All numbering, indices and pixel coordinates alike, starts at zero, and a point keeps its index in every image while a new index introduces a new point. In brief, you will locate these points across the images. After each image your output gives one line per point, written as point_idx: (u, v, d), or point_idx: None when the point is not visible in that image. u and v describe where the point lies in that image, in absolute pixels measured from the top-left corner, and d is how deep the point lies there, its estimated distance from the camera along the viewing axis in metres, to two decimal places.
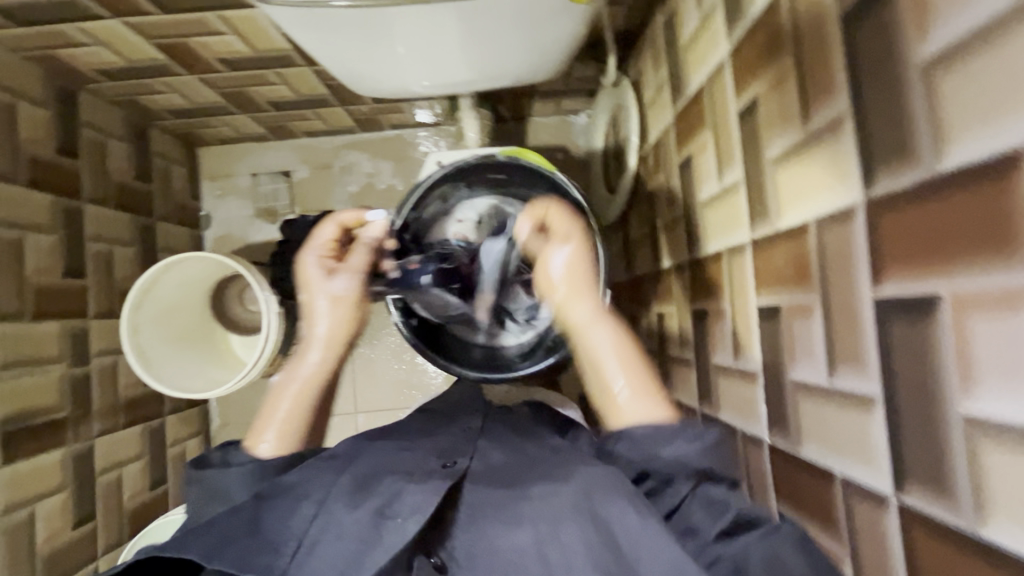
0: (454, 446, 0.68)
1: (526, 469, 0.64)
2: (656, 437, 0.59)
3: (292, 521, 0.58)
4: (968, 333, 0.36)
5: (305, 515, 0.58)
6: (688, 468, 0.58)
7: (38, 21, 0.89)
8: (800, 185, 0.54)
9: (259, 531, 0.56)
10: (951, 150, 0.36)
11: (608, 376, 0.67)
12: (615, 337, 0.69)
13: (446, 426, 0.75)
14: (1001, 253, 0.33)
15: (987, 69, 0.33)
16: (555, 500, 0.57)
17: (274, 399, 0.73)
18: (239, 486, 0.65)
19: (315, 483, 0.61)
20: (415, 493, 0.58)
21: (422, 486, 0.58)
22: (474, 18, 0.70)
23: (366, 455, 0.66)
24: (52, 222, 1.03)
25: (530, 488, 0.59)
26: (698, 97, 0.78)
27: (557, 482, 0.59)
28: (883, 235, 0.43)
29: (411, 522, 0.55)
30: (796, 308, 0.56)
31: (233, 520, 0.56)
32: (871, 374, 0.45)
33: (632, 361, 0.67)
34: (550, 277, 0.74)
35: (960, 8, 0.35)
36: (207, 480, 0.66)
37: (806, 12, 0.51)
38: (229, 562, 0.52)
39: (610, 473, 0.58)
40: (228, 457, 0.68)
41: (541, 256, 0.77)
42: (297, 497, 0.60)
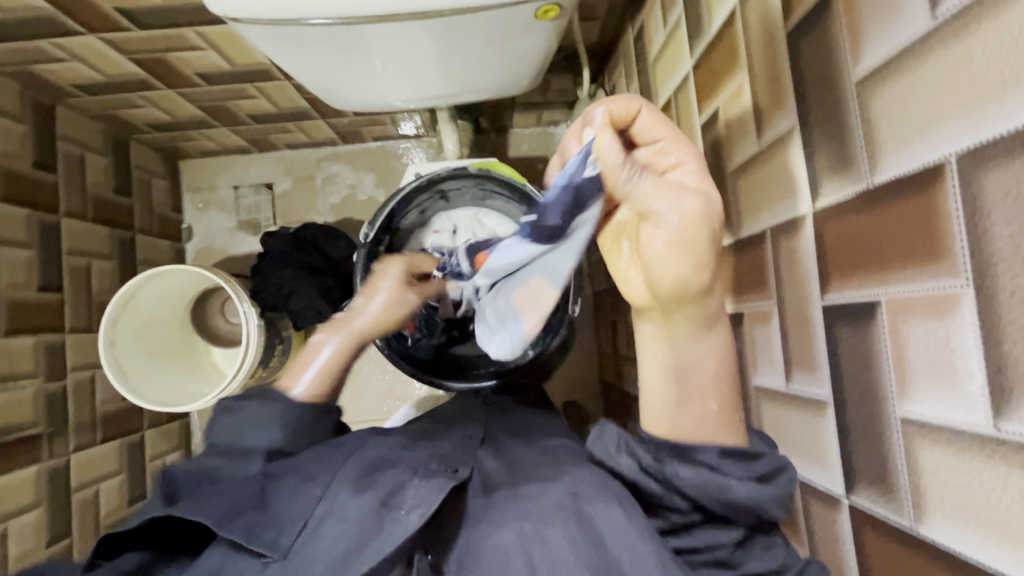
0: (455, 452, 0.65)
1: (518, 472, 0.63)
2: (738, 470, 0.50)
3: (297, 502, 0.58)
4: (903, 337, 0.37)
5: (310, 496, 0.58)
6: (765, 511, 0.50)
7: (14, 37, 0.89)
8: (757, 197, 0.56)
9: (266, 505, 0.58)
10: (885, 163, 0.38)
11: (696, 391, 0.53)
12: (710, 343, 0.53)
13: (444, 432, 0.73)
14: (929, 262, 0.35)
15: (913, 87, 0.35)
16: (539, 500, 0.57)
17: (315, 348, 0.73)
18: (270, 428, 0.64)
19: (323, 468, 0.62)
20: (424, 485, 0.58)
21: (426, 481, 0.58)
22: (446, 36, 0.71)
23: (366, 451, 0.64)
24: (28, 236, 1.03)
25: (520, 488, 0.60)
26: (667, 110, 0.80)
27: (546, 483, 0.59)
28: (829, 243, 0.44)
29: (414, 514, 0.55)
30: (756, 314, 0.57)
31: (243, 490, 0.58)
32: (822, 378, 0.46)
33: (719, 376, 0.54)
34: (659, 249, 0.49)
35: (888, 29, 0.37)
36: (245, 412, 0.64)
37: (757, 30, 0.54)
38: (237, 531, 0.54)
39: (602, 480, 0.58)
40: (266, 393, 0.66)
41: (652, 209, 0.49)
42: (301, 479, 0.60)
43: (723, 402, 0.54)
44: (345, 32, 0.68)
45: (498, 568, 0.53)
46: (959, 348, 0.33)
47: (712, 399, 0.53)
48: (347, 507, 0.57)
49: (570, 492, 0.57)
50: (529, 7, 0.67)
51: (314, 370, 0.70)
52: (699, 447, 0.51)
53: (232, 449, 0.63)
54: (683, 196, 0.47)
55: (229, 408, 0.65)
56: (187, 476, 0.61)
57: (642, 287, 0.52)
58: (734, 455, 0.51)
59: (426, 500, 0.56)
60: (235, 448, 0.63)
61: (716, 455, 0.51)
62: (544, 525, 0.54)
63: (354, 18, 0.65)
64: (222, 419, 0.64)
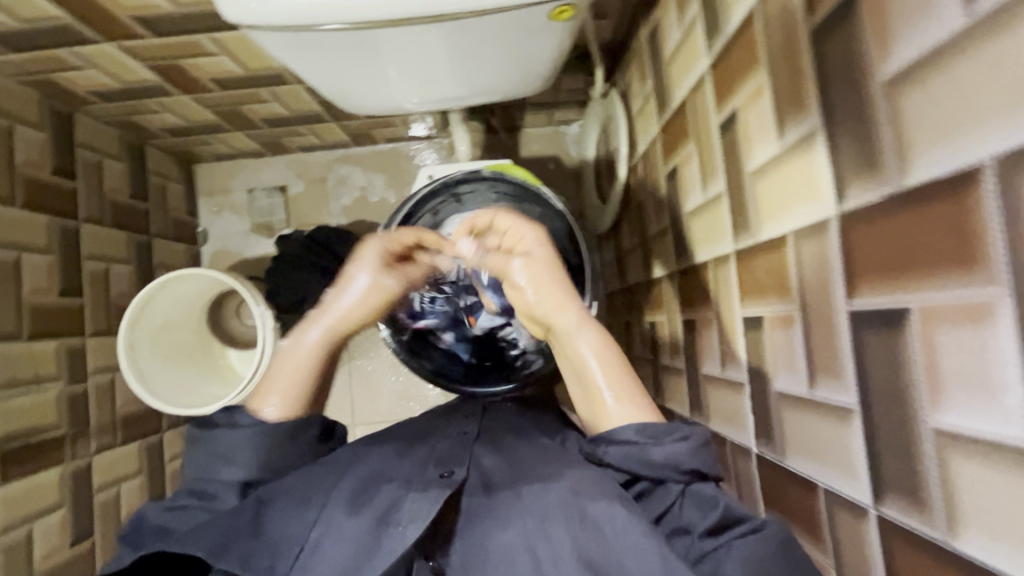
0: (450, 454, 0.65)
1: (518, 472, 0.63)
2: (645, 438, 0.55)
3: (296, 527, 0.58)
4: (935, 346, 0.36)
5: (304, 522, 0.58)
6: (680, 465, 0.54)
7: (33, 46, 0.91)
8: (777, 199, 0.55)
9: (260, 532, 0.56)
10: (914, 167, 0.37)
11: (592, 384, 0.61)
12: (593, 341, 0.63)
13: (440, 430, 0.74)
14: (963, 270, 0.34)
15: (945, 88, 0.34)
16: (544, 498, 0.57)
17: (281, 358, 0.68)
18: (245, 451, 0.62)
19: (315, 488, 0.61)
20: (418, 498, 0.56)
21: (422, 494, 0.57)
22: (459, 40, 0.71)
23: (367, 461, 0.65)
24: (49, 242, 1.05)
25: (522, 488, 0.60)
26: (682, 110, 0.79)
27: (546, 482, 0.59)
28: (855, 247, 0.43)
29: (411, 528, 0.54)
30: (777, 318, 0.56)
31: (234, 519, 0.56)
32: (848, 385, 0.45)
33: (612, 361, 0.62)
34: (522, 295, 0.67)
35: (917, 28, 0.36)
36: (214, 441, 0.62)
37: (778, 30, 0.52)
38: (231, 563, 0.53)
39: (601, 483, 0.57)
40: (231, 418, 0.64)
41: (502, 274, 0.70)
42: (294, 501, 0.60)
43: (621, 392, 0.60)
44: (358, 37, 0.68)
45: (504, 568, 0.54)
46: (996, 359, 0.32)
47: (612, 386, 0.60)
48: (346, 521, 0.57)
49: (571, 491, 0.57)
50: (543, 8, 0.66)
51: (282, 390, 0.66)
52: (615, 429, 0.58)
53: (206, 483, 0.62)
54: (511, 256, 0.70)
55: (196, 439, 0.63)
56: (157, 517, 0.60)
57: (535, 326, 0.69)
58: (648, 428, 0.56)
59: (421, 513, 0.55)
60: (205, 486, 0.61)
61: (632, 431, 0.56)
62: (545, 524, 0.55)
63: (368, 22, 0.64)
64: (193, 454, 0.63)
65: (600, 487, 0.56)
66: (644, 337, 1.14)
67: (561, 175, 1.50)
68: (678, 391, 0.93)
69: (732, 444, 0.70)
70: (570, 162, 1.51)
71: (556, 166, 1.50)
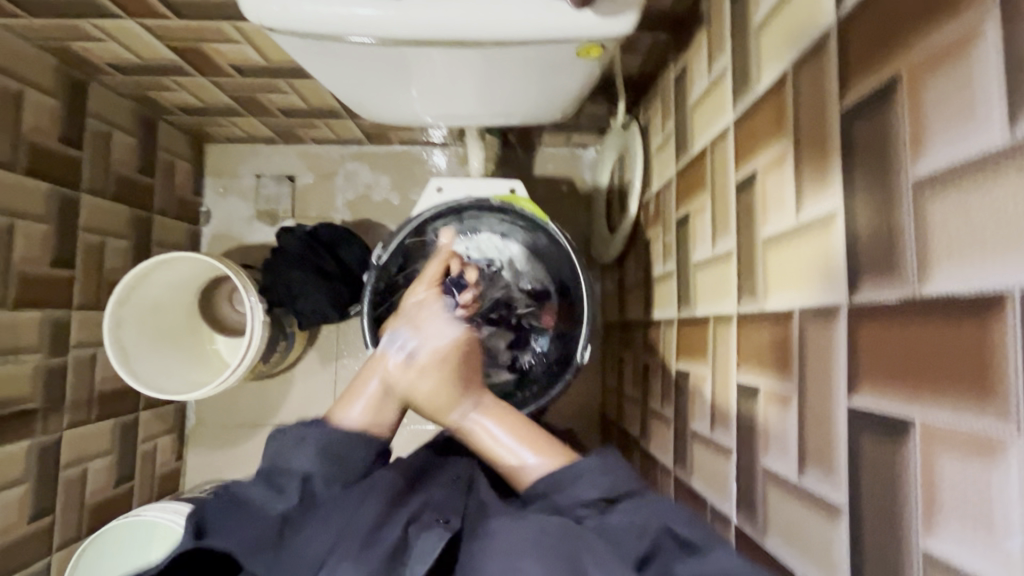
0: (447, 501, 0.58)
1: (493, 505, 0.57)
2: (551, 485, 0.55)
3: (314, 547, 0.51)
4: (935, 469, 0.35)
5: (324, 542, 0.51)
6: (582, 497, 0.53)
7: (54, 14, 0.89)
8: (786, 271, 0.53)
9: (284, 547, 0.51)
10: (935, 277, 0.35)
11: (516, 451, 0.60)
12: (540, 456, 0.59)
13: (434, 475, 0.64)
14: (974, 396, 0.32)
15: (978, 200, 0.33)
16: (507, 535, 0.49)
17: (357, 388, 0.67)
18: (303, 458, 0.56)
19: (342, 507, 0.54)
20: (422, 536, 0.52)
21: (425, 532, 0.52)
22: (496, 59, 0.69)
23: (382, 483, 0.57)
24: (46, 211, 1.03)
25: (489, 523, 0.53)
26: (701, 158, 0.78)
27: (516, 516, 0.52)
28: (861, 346, 0.42)
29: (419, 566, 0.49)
30: (773, 395, 0.55)
31: (262, 526, 0.52)
32: (839, 483, 0.44)
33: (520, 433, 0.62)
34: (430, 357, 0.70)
35: (954, 135, 0.34)
36: (282, 438, 0.58)
37: (808, 102, 0.51)
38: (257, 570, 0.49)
39: (566, 518, 0.49)
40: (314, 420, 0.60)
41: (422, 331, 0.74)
42: (321, 520, 0.53)
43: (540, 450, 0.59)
44: (386, 51, 0.67)
45: None
46: (1000, 497, 0.30)
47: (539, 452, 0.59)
48: (354, 551, 0.49)
49: (542, 529, 0.48)
50: (569, 46, 0.64)
51: (361, 403, 0.65)
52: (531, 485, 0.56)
53: (273, 476, 0.55)
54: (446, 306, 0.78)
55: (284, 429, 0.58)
56: (216, 508, 0.54)
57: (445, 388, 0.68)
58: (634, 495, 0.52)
59: (429, 550, 0.50)
60: (271, 476, 0.56)
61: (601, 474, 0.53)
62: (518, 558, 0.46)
63: (373, 38, 0.63)
64: (269, 441, 0.58)
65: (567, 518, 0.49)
66: (635, 374, 1.12)
67: (572, 198, 1.48)
68: (664, 441, 0.91)
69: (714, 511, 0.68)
70: (583, 185, 1.49)
71: (568, 188, 1.49)
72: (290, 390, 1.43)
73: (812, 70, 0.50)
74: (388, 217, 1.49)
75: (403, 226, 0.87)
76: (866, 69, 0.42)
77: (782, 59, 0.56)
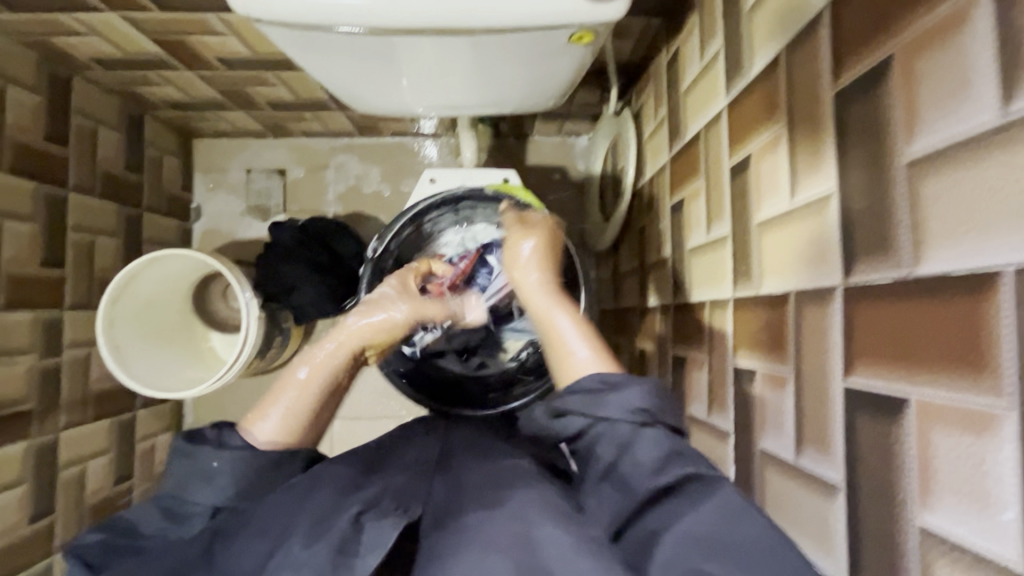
0: (408, 484, 0.57)
1: (464, 492, 0.55)
2: (605, 384, 0.55)
3: (247, 559, 0.49)
4: (931, 446, 0.35)
5: (259, 551, 0.50)
6: (627, 408, 0.52)
7: (33, 8, 0.87)
8: (781, 254, 0.53)
9: (213, 562, 0.50)
10: (929, 256, 0.35)
11: (566, 347, 0.63)
12: (595, 357, 0.61)
13: (398, 455, 0.65)
14: (968, 372, 0.32)
15: (971, 180, 0.33)
16: (486, 528, 0.48)
17: (287, 380, 0.68)
18: (222, 477, 0.56)
19: (279, 512, 0.52)
20: (374, 525, 0.49)
21: (377, 518, 0.50)
22: (485, 47, 0.68)
23: (332, 474, 0.57)
24: (33, 210, 1.02)
25: (466, 516, 0.50)
26: (695, 144, 0.77)
27: (487, 509, 0.50)
28: (857, 326, 0.42)
29: (371, 558, 0.48)
30: (769, 377, 0.55)
31: (188, 548, 0.50)
32: (835, 461, 0.44)
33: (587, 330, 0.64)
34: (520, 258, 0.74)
35: (948, 114, 0.34)
36: (193, 458, 0.56)
37: (801, 85, 0.51)
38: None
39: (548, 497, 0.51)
40: (221, 436, 0.59)
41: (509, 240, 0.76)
42: (256, 527, 0.51)
43: (595, 350, 0.62)
44: (373, 40, 0.66)
45: None
46: (996, 473, 0.31)
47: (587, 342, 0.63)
48: (296, 550, 0.48)
49: (517, 514, 0.48)
50: (561, 32, 0.64)
51: (280, 410, 0.64)
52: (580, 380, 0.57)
53: (173, 505, 0.56)
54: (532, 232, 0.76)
55: (180, 449, 0.57)
56: (103, 548, 0.53)
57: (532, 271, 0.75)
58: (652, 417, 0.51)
59: (380, 540, 0.49)
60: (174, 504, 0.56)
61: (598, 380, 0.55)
62: (488, 558, 0.45)
63: (360, 27, 0.62)
64: (171, 465, 0.58)
65: (545, 509, 0.49)
66: (631, 360, 1.13)
67: (565, 187, 1.48)
68: None
69: None
70: (576, 174, 1.49)
71: (560, 176, 1.48)
72: None
73: (804, 52, 0.50)
74: (380, 210, 1.48)
75: (397, 217, 0.87)
76: (860, 49, 0.42)
77: (775, 42, 0.56)
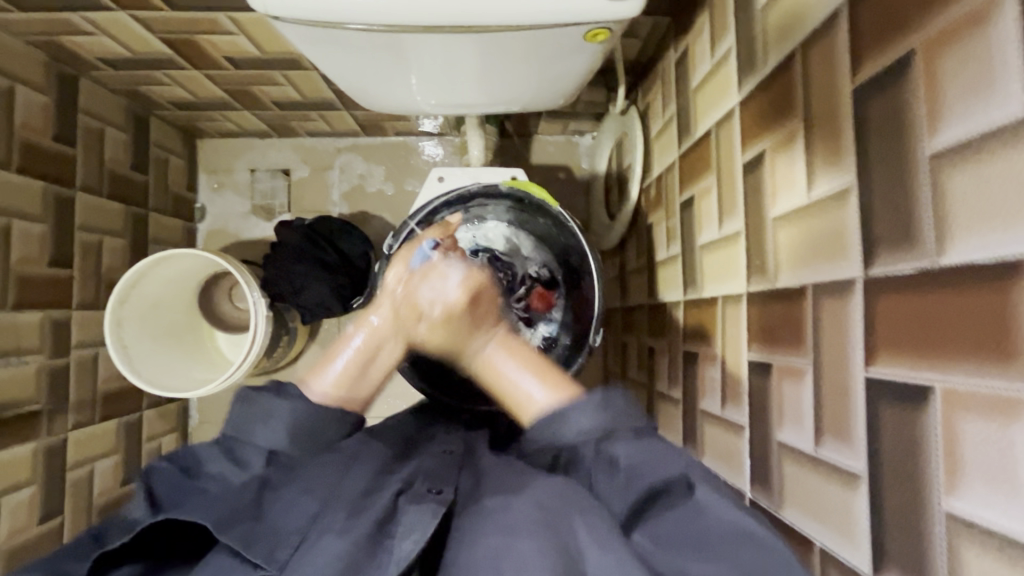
0: (438, 468, 0.57)
1: (484, 484, 0.55)
2: (559, 415, 0.53)
3: (295, 518, 0.49)
4: (957, 433, 0.36)
5: (305, 511, 0.49)
6: (581, 428, 0.52)
7: (43, 8, 0.87)
8: (798, 248, 0.54)
9: (261, 515, 0.48)
10: (953, 247, 0.36)
11: (521, 385, 0.62)
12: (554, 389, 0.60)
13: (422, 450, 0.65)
14: (997, 359, 0.33)
15: (996, 171, 0.34)
16: (508, 512, 0.48)
17: (346, 339, 0.69)
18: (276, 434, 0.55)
19: (320, 477, 0.52)
20: (413, 507, 0.49)
21: (415, 504, 0.49)
22: (495, 45, 0.68)
23: (372, 452, 0.58)
24: (42, 210, 1.02)
25: (483, 500, 0.51)
26: (705, 141, 0.78)
27: (509, 495, 0.50)
28: (878, 318, 0.43)
29: (409, 542, 0.46)
30: (787, 369, 0.56)
31: (235, 493, 0.50)
32: (857, 451, 0.45)
33: (531, 366, 0.63)
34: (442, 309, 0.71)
35: (971, 107, 0.35)
36: (255, 406, 0.55)
37: (818, 81, 0.51)
38: (233, 540, 0.45)
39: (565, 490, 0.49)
40: (282, 385, 0.57)
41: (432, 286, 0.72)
42: (301, 486, 0.51)
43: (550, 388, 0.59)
44: (384, 38, 0.66)
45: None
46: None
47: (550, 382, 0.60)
48: (339, 518, 0.47)
49: (543, 500, 0.48)
50: (576, 29, 0.65)
51: (343, 359, 0.66)
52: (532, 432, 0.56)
53: (235, 447, 0.55)
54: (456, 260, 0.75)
55: (242, 397, 0.56)
56: (170, 480, 0.53)
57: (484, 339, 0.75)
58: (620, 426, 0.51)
59: (420, 524, 0.47)
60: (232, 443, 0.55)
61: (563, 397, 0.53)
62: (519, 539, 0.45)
63: (374, 25, 0.62)
64: (233, 409, 0.56)
65: (562, 499, 0.48)
66: (639, 357, 1.13)
67: (570, 186, 1.49)
68: (672, 422, 0.92)
69: (727, 486, 0.69)
70: (580, 172, 1.49)
71: (565, 175, 1.49)
72: None
73: (821, 49, 0.51)
74: (385, 209, 1.48)
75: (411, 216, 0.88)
76: (877, 46, 0.43)
77: (789, 38, 0.57)
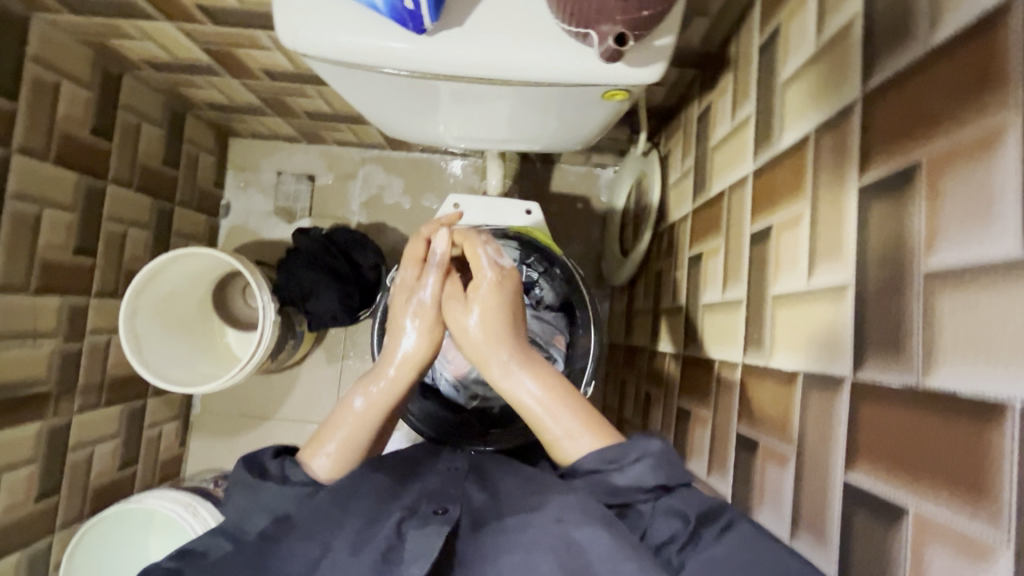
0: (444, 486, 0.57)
1: (503, 501, 0.56)
2: (607, 463, 0.53)
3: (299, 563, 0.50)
4: (924, 559, 0.35)
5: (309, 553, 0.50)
6: (640, 483, 0.51)
7: (94, 13, 0.91)
8: (794, 332, 0.54)
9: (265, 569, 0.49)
10: (938, 372, 0.36)
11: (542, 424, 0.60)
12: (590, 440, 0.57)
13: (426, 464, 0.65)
14: (970, 499, 0.32)
15: (986, 308, 0.33)
16: (524, 533, 0.50)
17: (344, 409, 0.65)
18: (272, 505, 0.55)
19: (321, 520, 0.52)
20: (418, 530, 0.50)
21: (420, 526, 0.50)
22: (520, 94, 0.69)
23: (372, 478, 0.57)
24: (73, 200, 1.06)
25: (506, 518, 0.53)
26: (718, 200, 0.78)
27: (529, 513, 0.52)
28: (860, 425, 0.42)
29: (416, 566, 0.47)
30: (772, 453, 0.55)
31: (237, 557, 0.50)
32: (829, 553, 0.45)
33: (560, 408, 0.60)
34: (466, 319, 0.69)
35: (969, 236, 0.35)
36: (259, 492, 0.55)
37: (828, 168, 0.51)
38: None
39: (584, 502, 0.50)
40: (287, 471, 0.58)
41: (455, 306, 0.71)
42: (302, 533, 0.51)
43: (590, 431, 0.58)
44: (413, 81, 0.68)
45: None
46: None
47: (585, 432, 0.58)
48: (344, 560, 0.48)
49: (555, 519, 0.49)
50: (596, 88, 0.66)
51: (337, 442, 0.62)
52: (580, 459, 0.55)
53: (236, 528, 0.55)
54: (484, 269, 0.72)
55: (245, 482, 0.56)
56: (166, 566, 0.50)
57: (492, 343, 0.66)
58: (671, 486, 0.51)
59: (425, 549, 0.48)
60: (236, 533, 0.54)
61: (592, 458, 0.54)
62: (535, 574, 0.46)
63: (402, 70, 0.64)
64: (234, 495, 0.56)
65: (584, 511, 0.48)
66: (637, 400, 1.12)
67: (587, 216, 1.49)
68: None
69: None
70: (598, 205, 1.49)
71: (583, 206, 1.49)
72: (295, 386, 1.45)
73: (834, 139, 0.51)
74: (402, 222, 1.50)
75: None
76: (888, 149, 0.43)
77: (805, 119, 0.56)
